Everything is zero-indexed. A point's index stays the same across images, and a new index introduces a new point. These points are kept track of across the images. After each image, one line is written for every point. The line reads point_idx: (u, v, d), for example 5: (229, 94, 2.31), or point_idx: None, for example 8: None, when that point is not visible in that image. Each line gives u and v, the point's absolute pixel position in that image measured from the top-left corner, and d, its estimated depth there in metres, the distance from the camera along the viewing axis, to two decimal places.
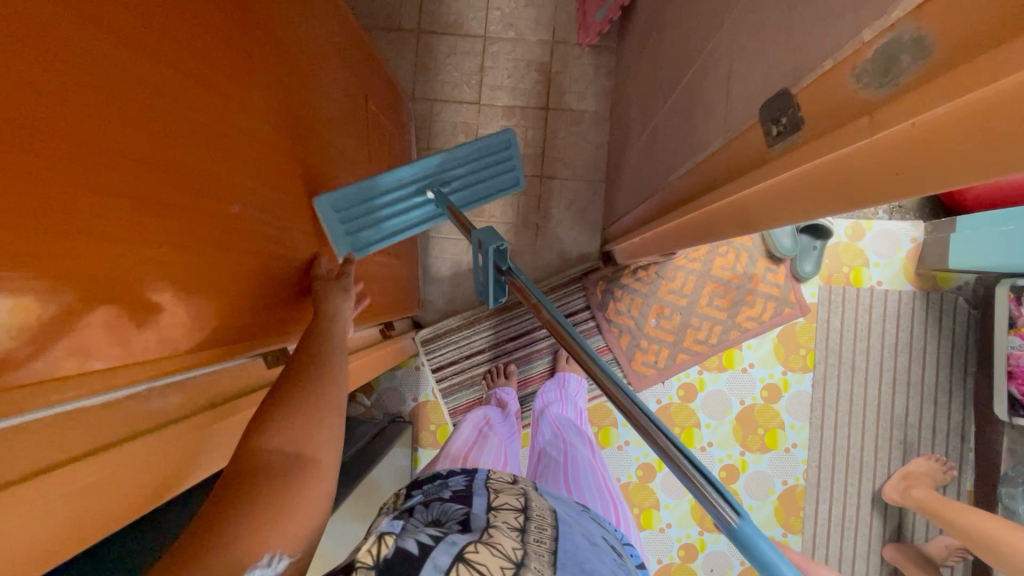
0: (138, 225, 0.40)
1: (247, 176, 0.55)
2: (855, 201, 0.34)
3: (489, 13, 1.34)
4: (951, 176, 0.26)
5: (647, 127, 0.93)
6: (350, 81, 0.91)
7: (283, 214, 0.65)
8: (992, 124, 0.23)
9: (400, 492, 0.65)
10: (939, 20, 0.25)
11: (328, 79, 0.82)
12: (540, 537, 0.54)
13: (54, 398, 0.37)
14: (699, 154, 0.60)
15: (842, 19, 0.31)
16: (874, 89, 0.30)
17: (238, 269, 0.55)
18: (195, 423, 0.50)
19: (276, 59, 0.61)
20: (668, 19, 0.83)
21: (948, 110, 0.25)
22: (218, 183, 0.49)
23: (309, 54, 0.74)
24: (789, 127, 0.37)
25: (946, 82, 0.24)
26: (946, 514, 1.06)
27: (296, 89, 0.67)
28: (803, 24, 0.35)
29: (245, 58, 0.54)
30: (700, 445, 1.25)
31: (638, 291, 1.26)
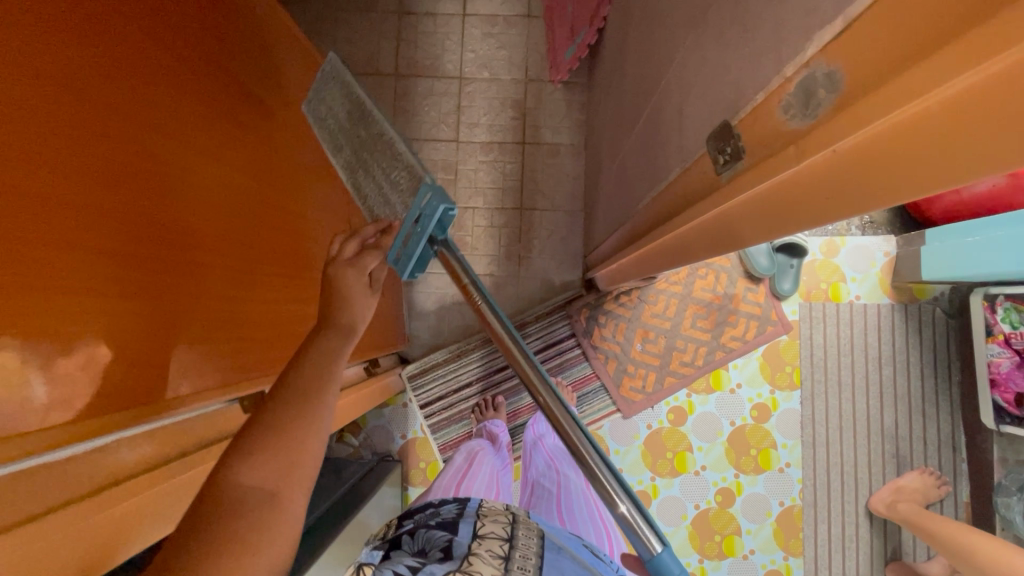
0: (101, 275, 0.41)
1: (218, 221, 0.56)
2: (800, 222, 0.36)
3: (464, 56, 1.40)
4: (878, 197, 0.28)
5: (617, 157, 0.96)
6: None
7: (261, 256, 0.66)
8: (900, 146, 0.25)
9: (390, 524, 0.64)
10: (842, 55, 0.27)
11: (305, 124, 0.84)
12: (525, 566, 0.54)
13: (24, 451, 0.37)
14: (662, 181, 0.62)
15: (768, 55, 0.33)
16: (799, 120, 0.31)
17: (212, 314, 0.55)
18: (171, 473, 0.49)
19: (244, 108, 0.64)
20: (630, 55, 0.86)
21: (862, 136, 0.27)
22: (186, 230, 0.50)
23: (284, 102, 0.77)
24: (734, 156, 0.39)
25: (856, 111, 0.26)
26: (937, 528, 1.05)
27: (268, 136, 0.69)
28: (739, 58, 0.37)
29: (212, 111, 0.56)
30: (693, 469, 1.24)
31: (623, 317, 1.27)
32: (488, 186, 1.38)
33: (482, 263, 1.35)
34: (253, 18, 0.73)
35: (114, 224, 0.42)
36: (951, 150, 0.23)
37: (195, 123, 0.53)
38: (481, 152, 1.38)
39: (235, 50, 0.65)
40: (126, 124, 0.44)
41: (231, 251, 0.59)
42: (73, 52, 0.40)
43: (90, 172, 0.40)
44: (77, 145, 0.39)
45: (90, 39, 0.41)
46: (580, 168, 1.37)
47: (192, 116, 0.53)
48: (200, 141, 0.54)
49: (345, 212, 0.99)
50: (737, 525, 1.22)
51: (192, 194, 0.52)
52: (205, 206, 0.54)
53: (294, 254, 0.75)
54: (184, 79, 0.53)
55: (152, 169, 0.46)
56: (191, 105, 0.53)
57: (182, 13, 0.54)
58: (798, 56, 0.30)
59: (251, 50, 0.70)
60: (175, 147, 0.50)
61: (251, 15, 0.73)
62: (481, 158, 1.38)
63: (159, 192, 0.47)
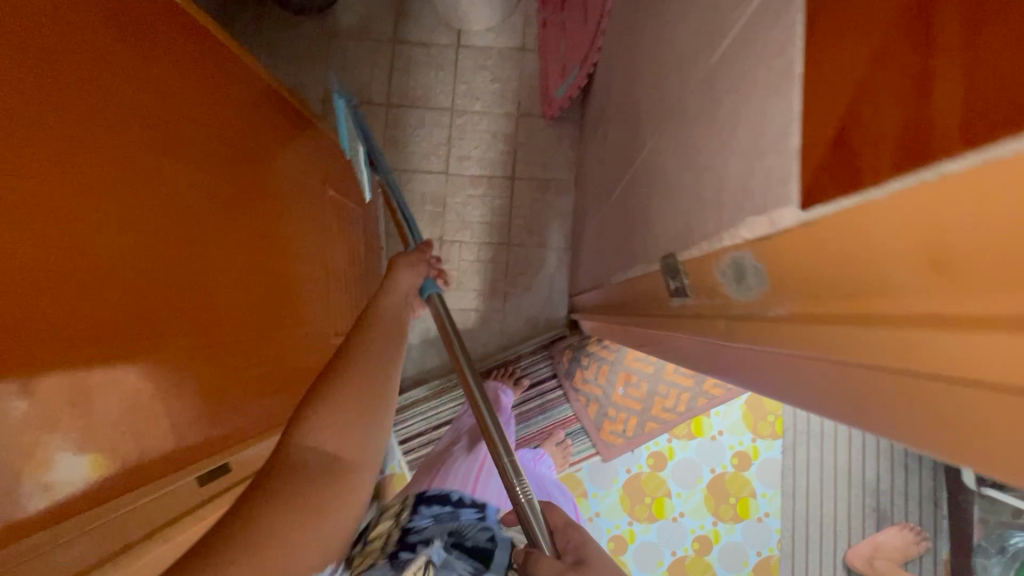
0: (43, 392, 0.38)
1: (179, 302, 0.54)
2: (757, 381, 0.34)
3: (457, 88, 1.39)
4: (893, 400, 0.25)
5: (598, 215, 0.95)
6: (306, 169, 0.93)
7: (228, 327, 0.65)
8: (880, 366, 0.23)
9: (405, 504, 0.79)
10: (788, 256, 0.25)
11: (283, 175, 0.84)
12: None
13: None
14: (630, 267, 0.61)
15: (722, 212, 0.32)
16: (743, 293, 0.29)
17: (181, 393, 0.55)
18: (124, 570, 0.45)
19: (213, 173, 0.62)
20: (612, 115, 0.86)
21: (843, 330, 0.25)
22: (138, 320, 0.48)
23: (259, 158, 0.76)
24: (682, 290, 0.39)
25: None
26: None
27: (236, 199, 0.67)
28: (700, 203, 0.36)
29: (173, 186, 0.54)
30: (671, 515, 1.23)
31: (608, 360, 1.25)
32: (476, 221, 1.37)
33: (466, 297, 1.35)
34: (230, 75, 0.72)
35: (53, 335, 0.39)
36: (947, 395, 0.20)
37: (176, 206, 0.54)
38: (471, 185, 1.38)
39: (218, 119, 0.66)
40: (101, 219, 0.44)
41: (203, 330, 0.59)
42: (18, 156, 0.37)
43: (61, 278, 0.40)
44: (19, 258, 0.37)
45: (55, 140, 0.41)
46: (570, 206, 1.37)
47: (171, 196, 0.53)
48: (180, 223, 0.54)
49: (322, 256, 0.98)
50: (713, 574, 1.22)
51: (155, 279, 0.50)
52: (183, 285, 0.54)
53: (264, 316, 0.75)
54: (165, 161, 0.53)
55: (127, 261, 0.47)
56: (160, 186, 0.52)
57: (164, 95, 0.55)
58: (733, 230, 0.29)
59: (230, 113, 0.70)
60: (154, 233, 0.50)
61: (229, 73, 0.72)
62: (470, 192, 1.38)
63: (135, 282, 0.47)
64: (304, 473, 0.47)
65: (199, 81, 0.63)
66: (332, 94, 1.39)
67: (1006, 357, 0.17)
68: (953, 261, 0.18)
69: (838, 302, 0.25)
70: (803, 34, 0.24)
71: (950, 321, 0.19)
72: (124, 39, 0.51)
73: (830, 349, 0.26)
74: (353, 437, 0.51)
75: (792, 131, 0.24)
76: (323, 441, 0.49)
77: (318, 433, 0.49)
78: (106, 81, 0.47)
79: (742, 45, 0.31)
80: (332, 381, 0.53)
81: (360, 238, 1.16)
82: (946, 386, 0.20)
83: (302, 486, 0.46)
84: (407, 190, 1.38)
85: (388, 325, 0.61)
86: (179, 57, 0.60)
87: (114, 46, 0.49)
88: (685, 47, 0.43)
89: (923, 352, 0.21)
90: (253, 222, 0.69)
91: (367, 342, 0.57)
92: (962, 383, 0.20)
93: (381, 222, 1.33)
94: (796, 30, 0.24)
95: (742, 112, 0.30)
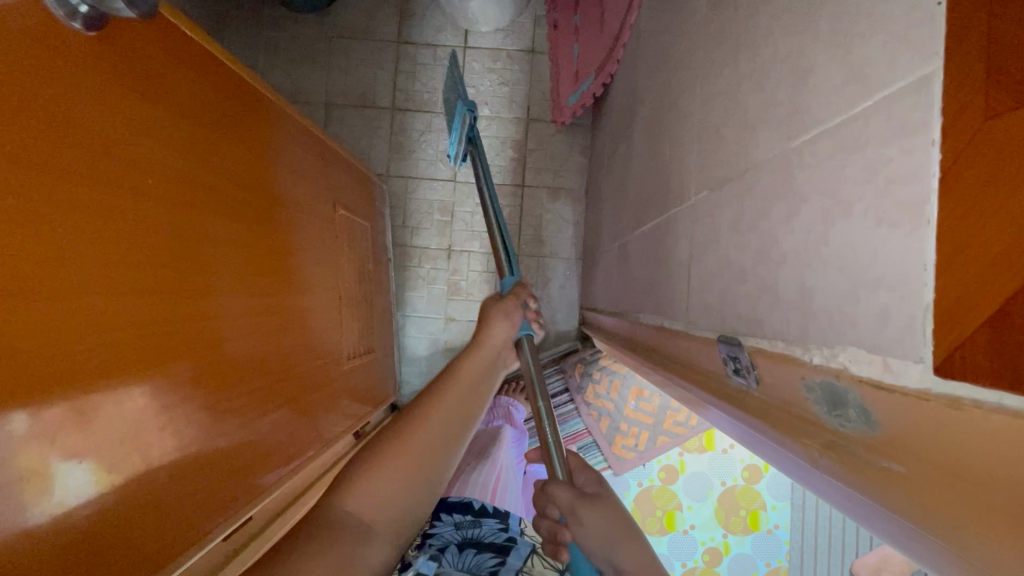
0: None
1: (148, 359, 0.51)
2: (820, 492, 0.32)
3: (465, 91, 1.34)
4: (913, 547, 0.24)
5: (617, 238, 0.92)
6: (313, 190, 0.90)
7: (221, 372, 0.63)
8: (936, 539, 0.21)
9: (425, 512, 0.68)
10: (881, 410, 0.23)
11: (288, 201, 0.81)
12: None
13: None
14: (665, 316, 0.59)
15: (803, 320, 0.30)
16: (833, 423, 0.27)
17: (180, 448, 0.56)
18: None
19: (197, 214, 0.59)
20: (635, 137, 0.83)
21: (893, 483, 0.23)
22: None
23: (258, 185, 0.73)
24: (744, 375, 0.37)
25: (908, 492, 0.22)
26: None
27: (225, 235, 0.64)
28: (766, 295, 0.34)
29: (145, 235, 0.51)
30: (682, 528, 1.24)
31: (621, 373, 1.23)
32: (485, 231, 1.34)
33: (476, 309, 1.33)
34: (227, 99, 0.68)
35: None
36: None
37: (163, 268, 0.53)
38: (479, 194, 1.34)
39: (216, 155, 0.64)
40: (84, 297, 0.44)
41: (201, 384, 0.59)
42: None
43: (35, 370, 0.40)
44: None
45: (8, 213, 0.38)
46: (581, 215, 1.34)
47: (157, 260, 0.53)
48: (168, 284, 0.54)
49: (332, 278, 0.95)
50: None
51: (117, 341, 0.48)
52: (173, 345, 0.55)
53: (271, 356, 0.74)
54: (151, 219, 0.52)
55: (110, 336, 0.47)
56: (128, 239, 0.49)
57: (155, 146, 0.53)
58: (827, 352, 0.27)
59: (232, 149, 0.68)
60: (137, 305, 0.50)
61: (232, 103, 0.69)
62: (479, 200, 1.34)
63: (117, 360, 0.48)
64: (352, 510, 0.48)
65: (195, 120, 0.60)
66: (333, 98, 1.34)
67: None
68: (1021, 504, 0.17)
69: (884, 460, 0.23)
70: (937, 173, 0.21)
71: (985, 542, 0.19)
72: (115, 97, 0.49)
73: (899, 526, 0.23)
74: (407, 480, 0.52)
75: (912, 278, 0.22)
76: (382, 483, 0.51)
77: (375, 471, 0.51)
78: (92, 152, 0.45)
79: (834, 146, 0.28)
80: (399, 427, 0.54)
81: (369, 254, 1.13)
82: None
83: (348, 521, 0.47)
84: (414, 198, 1.34)
85: (468, 379, 0.61)
86: (173, 98, 0.57)
87: (103, 107, 0.47)
88: (743, 112, 0.40)
89: (945, 545, 0.21)
90: (236, 257, 0.66)
91: (445, 398, 0.58)
92: None
93: (388, 232, 1.30)
94: (925, 161, 0.21)
95: (838, 222, 0.27)
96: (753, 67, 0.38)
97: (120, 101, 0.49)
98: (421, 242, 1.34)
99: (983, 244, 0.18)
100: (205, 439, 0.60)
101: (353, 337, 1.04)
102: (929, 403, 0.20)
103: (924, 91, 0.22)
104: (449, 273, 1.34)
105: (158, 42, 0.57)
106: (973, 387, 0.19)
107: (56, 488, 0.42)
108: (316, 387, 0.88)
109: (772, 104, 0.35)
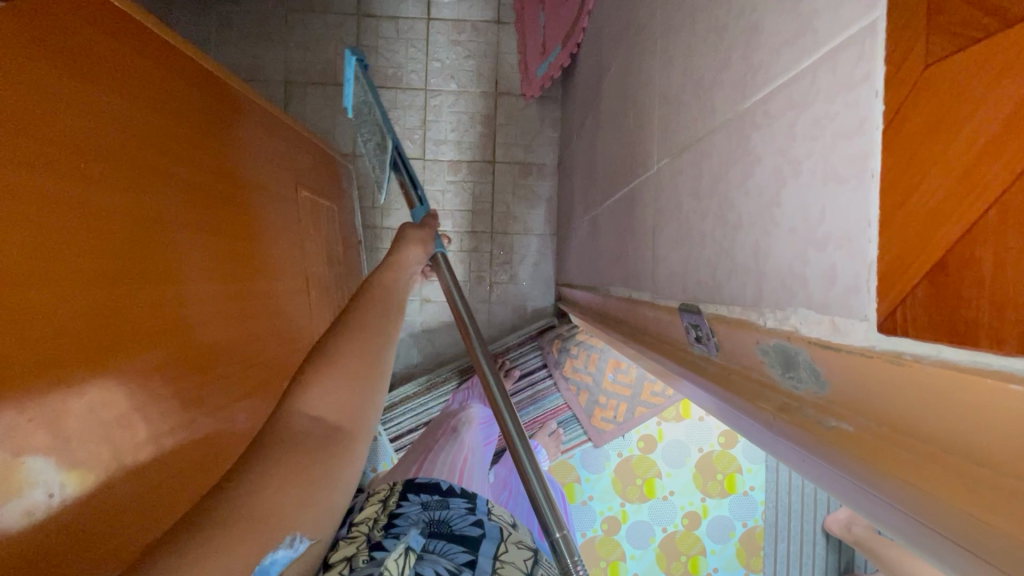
0: None
1: (104, 355, 0.49)
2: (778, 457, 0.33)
3: (431, 65, 1.30)
4: (868, 513, 0.24)
5: (588, 211, 0.91)
6: (273, 170, 0.87)
7: (188, 364, 0.60)
8: (884, 500, 0.21)
9: (394, 489, 0.65)
10: (832, 373, 0.23)
11: (245, 177, 0.77)
12: None
13: None
14: (634, 287, 0.59)
15: (756, 281, 0.30)
16: (787, 384, 0.27)
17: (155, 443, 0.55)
18: None
19: (147, 196, 0.55)
20: (602, 108, 0.81)
21: (846, 444, 0.22)
22: None
23: (212, 163, 0.69)
24: (707, 343, 0.37)
25: (857, 453, 0.22)
26: (877, 546, 1.07)
27: (179, 217, 0.61)
28: (722, 262, 0.34)
29: (90, 223, 0.48)
30: (661, 495, 1.27)
31: (599, 346, 1.23)
32: (457, 209, 1.32)
33: None
34: (167, 70, 0.63)
35: None
36: (943, 549, 0.19)
37: (114, 253, 0.50)
38: (450, 171, 1.31)
39: (170, 137, 0.61)
40: (49, 297, 0.43)
41: (177, 377, 0.58)
42: None
43: (4, 378, 0.39)
44: None
45: None
46: (554, 190, 1.33)
47: (113, 249, 0.50)
48: (122, 271, 0.51)
49: (299, 261, 0.93)
50: (702, 546, 1.27)
51: (71, 341, 0.45)
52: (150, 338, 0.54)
53: (247, 341, 0.74)
54: (93, 206, 0.48)
55: (64, 333, 0.44)
56: (70, 229, 0.46)
57: (103, 131, 0.51)
58: (779, 318, 0.27)
59: (182, 126, 0.63)
60: (91, 297, 0.47)
61: (174, 75, 0.64)
62: (449, 177, 1.31)
63: (91, 358, 0.47)
64: (295, 438, 0.46)
65: (141, 99, 0.57)
66: (293, 77, 1.29)
67: (988, 557, 0.17)
68: (962, 457, 0.17)
69: (834, 419, 0.23)
70: (880, 126, 0.20)
71: (915, 489, 0.19)
72: (45, 82, 0.45)
73: (852, 415, 0.22)
74: (348, 401, 0.50)
75: (860, 235, 0.21)
76: (318, 403, 0.48)
77: (314, 398, 0.48)
78: (25, 140, 0.43)
79: (786, 102, 0.27)
80: (330, 347, 0.51)
81: (338, 237, 1.11)
82: (913, 535, 0.21)
83: (295, 454, 0.44)
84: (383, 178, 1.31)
85: (390, 300, 0.58)
86: (115, 77, 0.54)
87: (33, 92, 0.44)
88: (700, 75, 0.39)
89: (895, 505, 0.21)
90: (192, 241, 0.63)
91: (372, 314, 0.55)
92: (944, 554, 0.19)
93: (357, 214, 1.27)
94: (869, 114, 0.21)
95: (789, 182, 0.26)
96: (711, 27, 0.37)
97: (55, 87, 0.46)
98: (391, 223, 1.32)
99: (926, 198, 0.18)
100: (176, 432, 0.58)
101: (325, 322, 1.03)
102: (872, 359, 0.20)
103: (868, 40, 0.21)
104: None
105: (88, 16, 0.52)
106: (913, 341, 0.18)
107: (26, 489, 0.41)
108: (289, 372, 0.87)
109: (727, 64, 0.34)
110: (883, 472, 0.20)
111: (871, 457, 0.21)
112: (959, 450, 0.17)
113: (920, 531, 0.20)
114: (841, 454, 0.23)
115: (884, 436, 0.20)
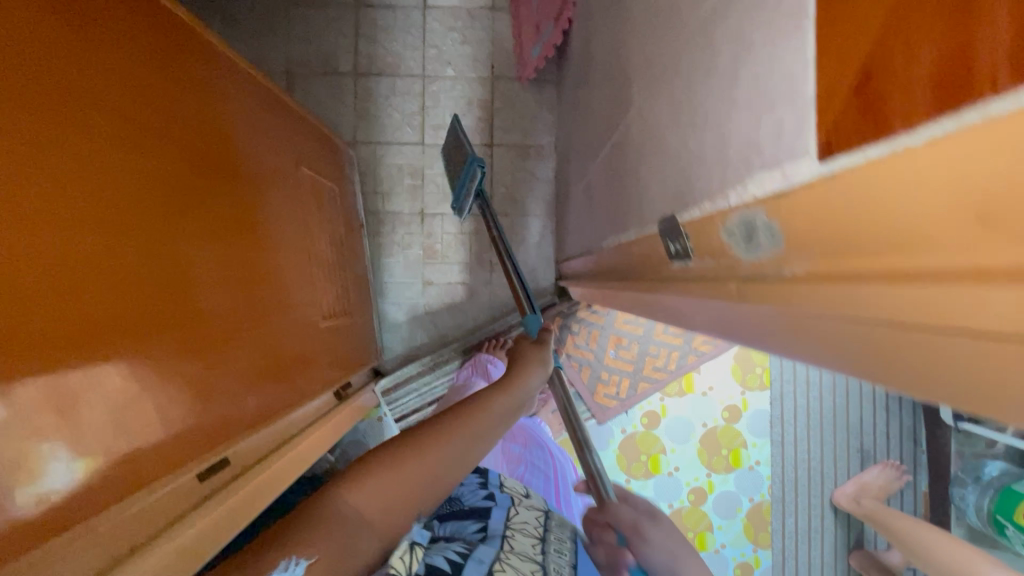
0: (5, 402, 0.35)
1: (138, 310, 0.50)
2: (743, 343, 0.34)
3: (428, 52, 1.32)
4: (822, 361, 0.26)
5: (582, 180, 0.92)
6: (277, 158, 0.89)
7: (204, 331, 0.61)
8: (847, 333, 0.22)
9: None
10: (800, 217, 0.24)
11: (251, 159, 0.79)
12: (560, 551, 0.63)
13: None
14: (622, 234, 0.60)
15: (724, 162, 0.30)
16: (742, 251, 0.30)
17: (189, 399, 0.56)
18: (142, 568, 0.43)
19: (169, 163, 0.58)
20: (591, 75, 0.83)
21: (820, 270, 0.24)
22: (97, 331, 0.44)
23: (222, 142, 0.71)
24: (683, 254, 0.38)
25: (828, 288, 0.23)
26: (889, 521, 1.11)
27: (197, 187, 0.62)
28: (697, 154, 0.35)
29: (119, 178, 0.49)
30: (666, 471, 1.27)
31: (600, 321, 1.25)
32: None
33: (454, 272, 1.34)
34: (181, 48, 0.66)
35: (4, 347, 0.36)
36: (899, 355, 0.20)
37: (141, 210, 0.52)
38: None
39: (183, 113, 0.62)
40: (91, 244, 0.45)
41: (201, 339, 0.60)
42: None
43: (41, 306, 0.40)
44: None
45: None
46: (552, 171, 1.34)
47: (139, 204, 0.51)
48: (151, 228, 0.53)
49: (300, 241, 0.94)
50: (709, 522, 1.27)
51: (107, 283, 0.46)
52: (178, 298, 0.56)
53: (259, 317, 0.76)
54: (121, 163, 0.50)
55: (99, 272, 0.45)
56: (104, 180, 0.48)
57: (125, 94, 0.52)
58: (744, 190, 0.28)
59: (195, 101, 0.66)
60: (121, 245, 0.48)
61: (186, 54, 0.67)
62: None
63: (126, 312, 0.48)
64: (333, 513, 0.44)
65: (160, 72, 0.59)
66: (295, 68, 1.32)
67: (925, 327, 0.18)
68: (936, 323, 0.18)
69: (800, 264, 0.25)
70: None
71: (885, 292, 0.20)
72: (75, 38, 0.47)
73: (823, 252, 0.23)
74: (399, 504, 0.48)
75: (801, 86, 0.22)
76: (365, 496, 0.46)
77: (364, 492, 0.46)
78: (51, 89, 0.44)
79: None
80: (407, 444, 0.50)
81: (339, 218, 1.13)
82: (861, 361, 0.22)
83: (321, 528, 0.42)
84: (384, 163, 1.33)
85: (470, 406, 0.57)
86: (133, 42, 0.56)
87: (66, 50, 0.46)
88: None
89: (843, 327, 0.22)
90: (209, 215, 0.64)
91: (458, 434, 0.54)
92: (875, 367, 0.21)
93: (359, 200, 1.29)
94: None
95: (745, 59, 0.28)
96: None
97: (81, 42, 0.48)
98: (393, 208, 1.34)
99: (858, 8, 0.18)
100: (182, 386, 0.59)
101: (329, 299, 1.04)
102: (834, 175, 0.21)
103: None
104: (423, 238, 1.34)
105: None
106: (851, 152, 0.20)
107: (40, 477, 0.39)
108: (298, 349, 0.89)
109: None
110: (854, 285, 0.21)
111: (841, 276, 0.22)
112: (915, 242, 0.18)
113: (874, 353, 0.21)
114: (820, 285, 0.24)
115: (853, 249, 0.21)
